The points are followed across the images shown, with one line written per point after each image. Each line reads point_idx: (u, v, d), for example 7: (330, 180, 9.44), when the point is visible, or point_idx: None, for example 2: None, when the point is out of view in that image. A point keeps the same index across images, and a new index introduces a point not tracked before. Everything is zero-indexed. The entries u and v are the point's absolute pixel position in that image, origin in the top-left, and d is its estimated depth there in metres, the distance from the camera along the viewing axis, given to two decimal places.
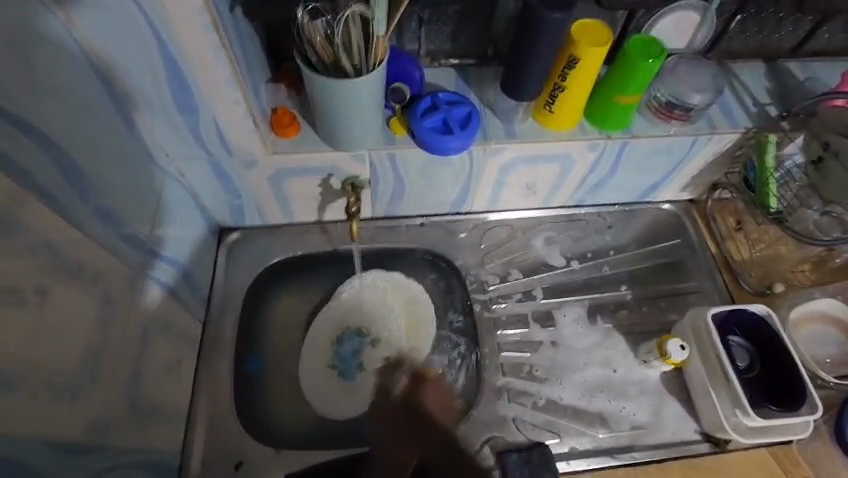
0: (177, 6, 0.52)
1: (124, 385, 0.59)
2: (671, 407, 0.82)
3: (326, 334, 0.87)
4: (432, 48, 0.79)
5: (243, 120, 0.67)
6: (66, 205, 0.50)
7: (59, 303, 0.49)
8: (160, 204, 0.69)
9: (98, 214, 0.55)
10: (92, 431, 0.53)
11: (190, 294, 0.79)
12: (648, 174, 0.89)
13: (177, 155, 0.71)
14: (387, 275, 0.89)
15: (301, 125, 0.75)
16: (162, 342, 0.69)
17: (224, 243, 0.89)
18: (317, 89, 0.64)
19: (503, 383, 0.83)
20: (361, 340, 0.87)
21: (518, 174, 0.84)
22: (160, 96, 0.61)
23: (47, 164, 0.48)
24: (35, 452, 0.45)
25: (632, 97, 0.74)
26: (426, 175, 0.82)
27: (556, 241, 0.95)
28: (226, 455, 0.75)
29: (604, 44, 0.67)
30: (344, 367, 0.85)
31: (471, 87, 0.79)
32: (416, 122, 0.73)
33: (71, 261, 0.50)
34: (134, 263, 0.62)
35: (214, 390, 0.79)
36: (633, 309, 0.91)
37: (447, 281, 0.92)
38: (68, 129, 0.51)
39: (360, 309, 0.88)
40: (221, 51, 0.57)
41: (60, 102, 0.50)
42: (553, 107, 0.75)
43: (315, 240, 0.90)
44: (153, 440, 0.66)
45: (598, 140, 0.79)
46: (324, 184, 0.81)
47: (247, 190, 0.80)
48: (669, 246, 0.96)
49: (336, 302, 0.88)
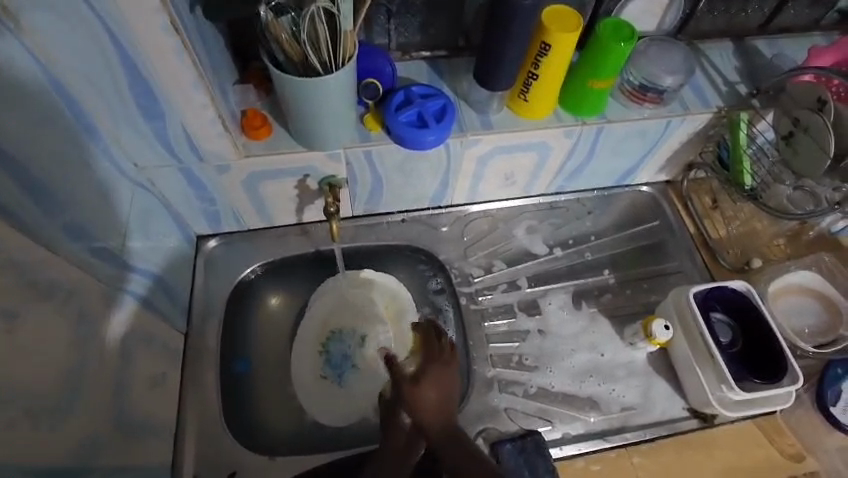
0: (133, 8, 0.50)
1: (105, 404, 0.57)
2: (658, 387, 0.83)
3: (314, 336, 0.87)
4: (402, 41, 0.77)
5: (212, 124, 0.65)
6: (29, 222, 0.48)
7: (31, 325, 0.47)
8: (132, 215, 0.67)
9: (64, 228, 0.53)
10: (74, 453, 0.51)
11: (169, 306, 0.77)
12: (625, 158, 0.90)
13: (146, 164, 0.69)
14: (368, 274, 0.89)
15: (273, 125, 0.73)
16: (143, 357, 0.67)
17: (201, 251, 0.87)
18: (287, 88, 0.62)
19: (494, 373, 0.83)
20: (349, 341, 0.86)
21: (497, 165, 0.84)
22: (123, 103, 0.59)
23: (6, 180, 0.45)
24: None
25: (606, 81, 0.74)
26: (404, 171, 0.81)
27: (538, 229, 0.95)
28: (218, 466, 0.74)
29: (575, 29, 0.66)
30: (336, 370, 0.84)
31: (445, 79, 0.78)
32: (391, 117, 0.72)
33: (37, 280, 0.48)
34: (106, 277, 0.60)
35: (200, 401, 0.77)
36: (617, 293, 0.92)
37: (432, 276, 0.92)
38: (27, 144, 0.48)
39: (344, 308, 0.88)
40: (184, 54, 0.55)
41: (17, 115, 0.47)
42: (528, 95, 0.74)
43: (296, 243, 0.89)
44: (141, 457, 0.64)
45: (574, 126, 0.79)
46: (301, 185, 0.79)
47: (222, 196, 0.78)
48: (649, 228, 0.97)
49: (321, 302, 0.88)
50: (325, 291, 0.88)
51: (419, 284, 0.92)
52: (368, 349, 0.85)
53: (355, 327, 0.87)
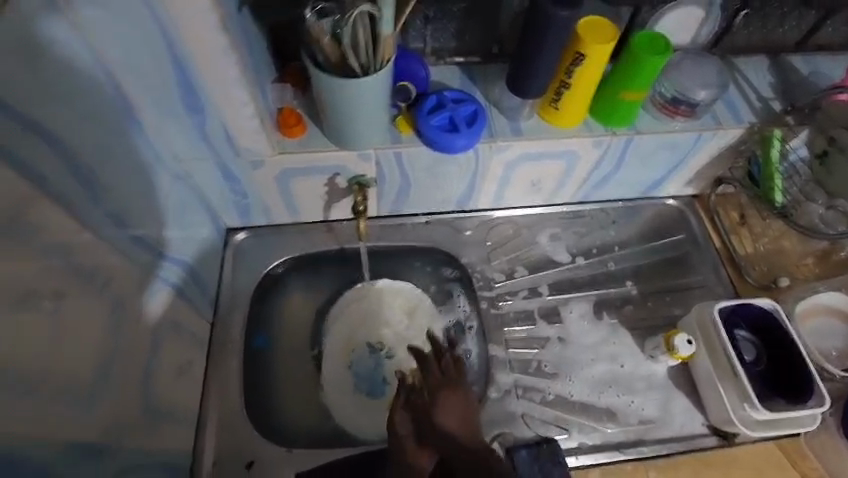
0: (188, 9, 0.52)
1: (138, 387, 0.59)
2: (678, 401, 0.82)
3: (341, 343, 0.87)
4: (436, 46, 0.79)
5: (250, 121, 0.67)
6: (78, 206, 0.50)
7: (75, 306, 0.49)
8: (169, 207, 0.69)
9: (110, 217, 0.55)
10: (109, 434, 0.53)
11: (198, 294, 0.79)
12: (653, 170, 0.90)
13: (185, 156, 0.71)
14: (393, 283, 0.90)
15: (307, 124, 0.75)
16: (173, 344, 0.70)
17: (230, 243, 0.89)
18: (325, 88, 0.64)
19: (513, 380, 0.83)
20: (376, 352, 0.86)
21: (524, 171, 0.85)
22: (169, 98, 0.61)
23: (60, 166, 0.47)
24: (58, 453, 0.45)
25: (637, 93, 0.74)
26: (432, 174, 0.82)
27: (561, 237, 0.96)
28: (239, 455, 0.75)
29: (608, 41, 0.66)
30: (365, 381, 0.85)
31: (476, 85, 0.79)
32: (423, 120, 0.73)
33: (86, 265, 0.51)
34: (143, 264, 0.62)
35: (223, 390, 0.79)
36: (639, 305, 0.92)
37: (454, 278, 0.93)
38: (81, 135, 0.51)
39: (371, 317, 0.89)
40: (230, 52, 0.57)
41: (74, 107, 0.49)
42: (559, 104, 0.75)
43: (321, 240, 0.91)
44: (166, 441, 0.66)
45: (604, 136, 0.79)
46: (330, 183, 0.81)
47: (254, 191, 0.80)
48: (674, 242, 0.96)
49: (348, 311, 0.89)
50: (354, 298, 0.90)
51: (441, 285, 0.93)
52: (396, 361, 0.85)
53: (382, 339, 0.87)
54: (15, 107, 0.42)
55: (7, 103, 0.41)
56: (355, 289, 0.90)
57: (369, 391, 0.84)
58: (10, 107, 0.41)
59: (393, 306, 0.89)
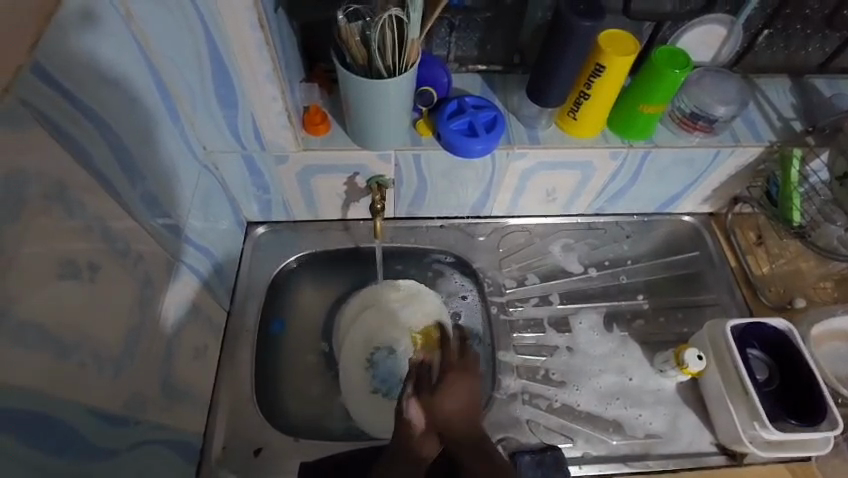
0: (230, 7, 0.55)
1: (158, 363, 0.62)
2: (687, 417, 0.82)
3: (355, 345, 0.88)
4: (460, 54, 0.81)
5: (277, 117, 0.69)
6: (116, 185, 0.53)
7: (108, 280, 0.51)
8: (194, 195, 0.72)
9: (143, 200, 0.58)
10: (130, 404, 0.55)
11: (217, 283, 0.81)
12: (669, 185, 0.90)
13: (215, 148, 0.75)
14: (395, 284, 0.90)
15: (331, 123, 0.78)
16: (191, 326, 0.72)
17: (250, 236, 0.92)
18: (351, 87, 0.67)
19: (520, 386, 0.83)
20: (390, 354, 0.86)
21: (539, 179, 0.86)
22: (204, 90, 0.65)
23: (102, 147, 0.51)
24: (79, 419, 0.47)
25: (656, 107, 0.75)
26: (449, 178, 0.84)
27: (574, 247, 0.96)
28: (247, 441, 0.77)
29: (630, 52, 0.68)
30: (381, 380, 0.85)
31: (496, 93, 0.82)
32: (443, 124, 0.75)
33: (119, 241, 0.53)
34: (170, 247, 0.65)
35: (235, 376, 0.81)
36: (650, 319, 0.91)
37: (464, 281, 0.94)
38: (122, 119, 0.54)
39: (382, 318, 0.89)
40: (265, 50, 0.60)
41: (119, 93, 0.53)
42: (577, 114, 0.76)
43: (338, 238, 0.93)
44: (179, 421, 0.68)
45: (620, 148, 0.80)
46: (350, 182, 0.83)
47: (276, 185, 0.83)
48: (687, 258, 0.96)
49: (359, 314, 0.90)
50: (364, 300, 0.91)
51: (447, 283, 0.94)
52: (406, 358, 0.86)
53: (391, 339, 0.87)
54: (67, 87, 0.45)
55: (60, 84, 0.44)
56: (363, 293, 0.91)
57: (386, 391, 0.84)
58: (60, 88, 0.44)
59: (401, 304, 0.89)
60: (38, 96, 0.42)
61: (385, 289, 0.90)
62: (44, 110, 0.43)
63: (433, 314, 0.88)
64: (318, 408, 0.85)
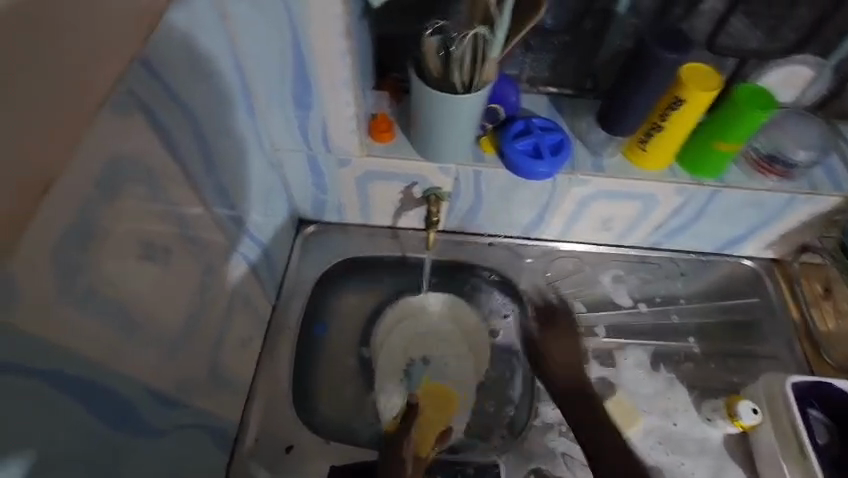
0: (320, 12, 0.56)
1: (210, 349, 0.63)
2: (732, 473, 0.77)
3: (391, 354, 0.89)
4: (531, 74, 0.80)
5: (348, 122, 0.70)
6: (195, 176, 0.55)
7: (178, 266, 0.53)
8: (258, 189, 0.74)
9: (215, 190, 0.60)
10: (182, 387, 0.57)
11: (267, 276, 0.83)
12: (733, 227, 0.87)
13: (282, 146, 0.76)
14: (436, 298, 0.91)
15: (396, 131, 0.78)
16: (242, 317, 0.73)
17: (301, 233, 0.94)
18: (423, 99, 0.67)
19: (557, 417, 0.82)
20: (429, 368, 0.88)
21: (598, 207, 0.84)
22: (283, 90, 0.66)
23: (188, 138, 0.53)
24: (140, 399, 0.48)
25: (732, 145, 0.72)
26: (506, 197, 0.83)
27: (625, 279, 0.94)
28: (279, 436, 0.78)
29: (712, 88, 0.65)
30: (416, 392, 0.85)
31: (563, 115, 0.80)
32: (508, 143, 0.75)
33: (191, 227, 0.55)
34: (231, 237, 0.67)
35: (274, 370, 0.82)
36: (700, 364, 0.87)
37: (505, 300, 0.92)
38: (207, 112, 0.56)
39: (420, 332, 0.91)
40: (347, 56, 0.61)
41: (208, 87, 0.55)
42: (647, 146, 0.74)
43: (386, 244, 0.93)
44: (220, 409, 0.69)
45: (689, 184, 0.77)
46: (407, 191, 0.84)
47: (335, 187, 0.85)
48: (745, 305, 0.92)
49: (398, 325, 0.91)
50: (401, 311, 0.91)
51: (489, 300, 0.92)
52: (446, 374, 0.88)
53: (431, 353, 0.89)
54: (166, 78, 0.47)
55: (161, 73, 0.46)
56: (401, 304, 0.92)
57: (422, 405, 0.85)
58: (160, 78, 0.46)
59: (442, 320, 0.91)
60: (143, 86, 0.44)
61: (425, 304, 0.92)
62: (145, 99, 0.44)
63: (472, 332, 0.91)
64: (350, 412, 0.84)
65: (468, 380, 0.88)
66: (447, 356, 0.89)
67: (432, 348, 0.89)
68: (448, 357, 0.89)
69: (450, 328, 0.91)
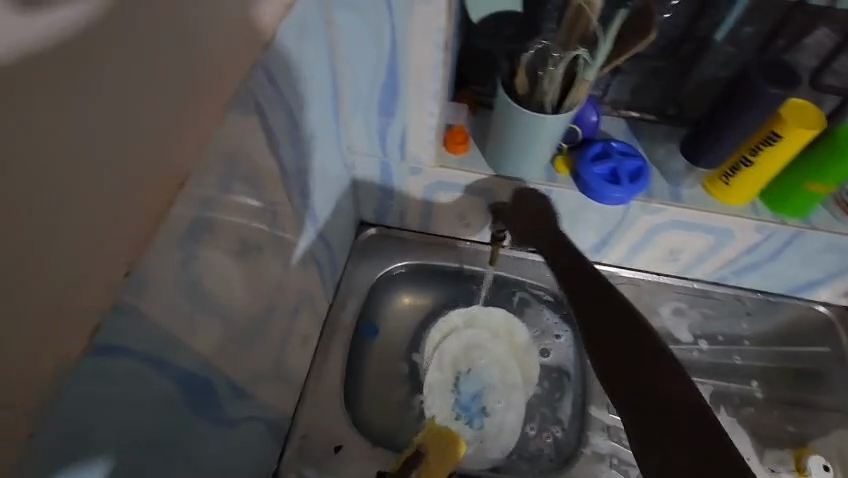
0: (422, 25, 0.57)
1: (278, 343, 0.65)
2: None
3: (439, 364, 0.88)
4: (613, 96, 0.79)
5: (427, 132, 0.71)
6: (287, 175, 0.57)
7: (264, 262, 0.55)
8: (332, 188, 0.75)
9: (300, 190, 0.62)
10: (253, 378, 0.58)
11: (328, 274, 0.84)
12: (811, 270, 0.83)
13: (358, 149, 0.78)
14: (489, 312, 0.90)
15: (470, 144, 0.78)
16: (305, 313, 0.75)
17: (361, 234, 0.95)
18: (506, 115, 0.67)
19: (610, 449, 0.80)
20: (479, 383, 0.87)
21: (667, 237, 0.82)
22: (369, 97, 0.67)
23: (286, 139, 0.54)
24: (221, 386, 0.50)
25: (824, 187, 0.69)
26: (573, 219, 0.82)
27: (686, 313, 0.91)
28: (328, 434, 0.79)
29: (814, 127, 0.62)
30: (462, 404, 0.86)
31: (641, 141, 0.78)
32: (585, 166, 0.73)
33: (279, 225, 0.57)
34: (306, 236, 0.68)
35: (326, 368, 0.83)
36: (762, 410, 0.84)
37: (555, 320, 0.91)
38: (302, 114, 0.57)
39: (470, 343, 0.90)
40: (440, 69, 0.61)
41: (306, 90, 0.56)
42: (731, 179, 0.71)
43: (443, 253, 0.93)
44: (278, 402, 0.71)
45: (770, 222, 0.75)
46: (473, 204, 0.84)
47: (401, 193, 0.85)
48: (814, 353, 0.88)
49: (448, 334, 0.90)
50: (453, 322, 0.90)
51: (540, 318, 0.92)
52: (495, 390, 0.86)
53: (481, 367, 0.88)
54: (278, 83, 0.49)
55: (274, 76, 0.48)
56: (452, 314, 0.91)
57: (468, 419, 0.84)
58: (273, 80, 0.48)
59: (494, 335, 0.90)
60: (259, 89, 0.45)
61: (476, 315, 0.91)
62: (259, 100, 0.46)
63: (522, 349, 0.89)
64: (395, 418, 0.86)
65: (517, 398, 0.86)
66: (496, 370, 0.88)
67: (481, 361, 0.89)
68: (497, 371, 0.88)
69: (499, 342, 0.89)
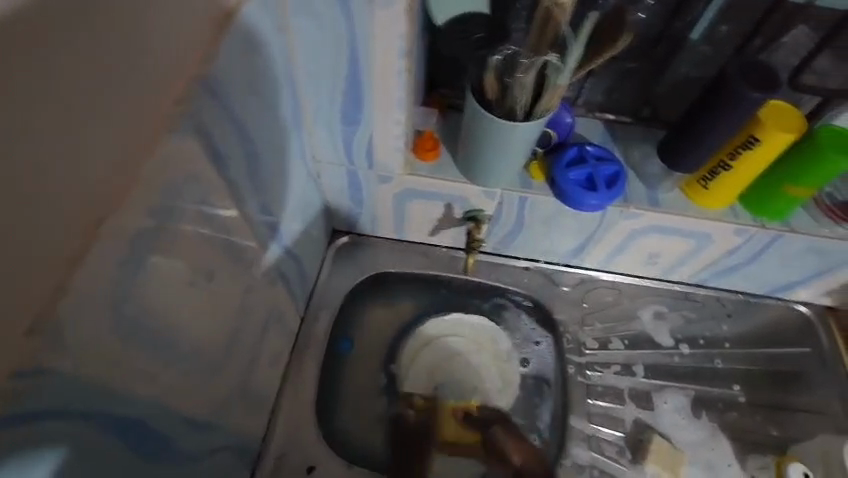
0: (382, 31, 0.52)
1: (244, 369, 0.61)
2: None
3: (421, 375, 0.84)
4: (588, 97, 0.76)
5: (395, 140, 0.67)
6: (244, 193, 0.53)
7: (222, 288, 0.51)
8: (296, 200, 0.71)
9: (261, 207, 0.58)
10: (217, 409, 0.54)
11: (298, 288, 0.80)
12: (791, 272, 0.81)
13: (324, 158, 0.73)
14: (468, 320, 0.87)
15: (441, 150, 0.75)
16: (275, 333, 0.71)
17: (332, 243, 0.91)
18: (476, 122, 0.63)
19: (590, 460, 0.78)
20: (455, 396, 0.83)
21: (645, 241, 0.80)
22: (331, 106, 0.63)
23: (239, 154, 0.50)
24: (177, 427, 0.46)
25: (805, 190, 0.67)
26: (549, 224, 0.80)
27: (666, 317, 0.89)
28: (302, 455, 0.76)
29: (793, 130, 0.60)
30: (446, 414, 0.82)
31: (615, 141, 0.75)
32: (560, 171, 0.71)
33: (236, 247, 0.53)
34: (271, 253, 0.64)
35: (299, 386, 0.80)
36: (744, 414, 0.82)
37: (534, 326, 0.89)
38: (259, 127, 0.53)
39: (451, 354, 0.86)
40: (404, 76, 0.57)
41: (260, 101, 0.52)
42: (710, 183, 0.69)
43: (418, 261, 0.90)
44: (249, 427, 0.67)
45: (750, 226, 0.73)
46: (446, 211, 0.81)
47: (372, 201, 0.82)
48: (795, 353, 0.87)
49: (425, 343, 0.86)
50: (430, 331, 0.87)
51: (519, 324, 0.89)
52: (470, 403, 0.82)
53: (458, 378, 0.84)
54: (225, 98, 0.45)
55: (221, 91, 0.44)
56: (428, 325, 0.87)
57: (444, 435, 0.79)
58: (220, 96, 0.44)
59: (473, 345, 0.86)
60: (203, 107, 0.41)
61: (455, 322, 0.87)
62: (204, 118, 0.42)
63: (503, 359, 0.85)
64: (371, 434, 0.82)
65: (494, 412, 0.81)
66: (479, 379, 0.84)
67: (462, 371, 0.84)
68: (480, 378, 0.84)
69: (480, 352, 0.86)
